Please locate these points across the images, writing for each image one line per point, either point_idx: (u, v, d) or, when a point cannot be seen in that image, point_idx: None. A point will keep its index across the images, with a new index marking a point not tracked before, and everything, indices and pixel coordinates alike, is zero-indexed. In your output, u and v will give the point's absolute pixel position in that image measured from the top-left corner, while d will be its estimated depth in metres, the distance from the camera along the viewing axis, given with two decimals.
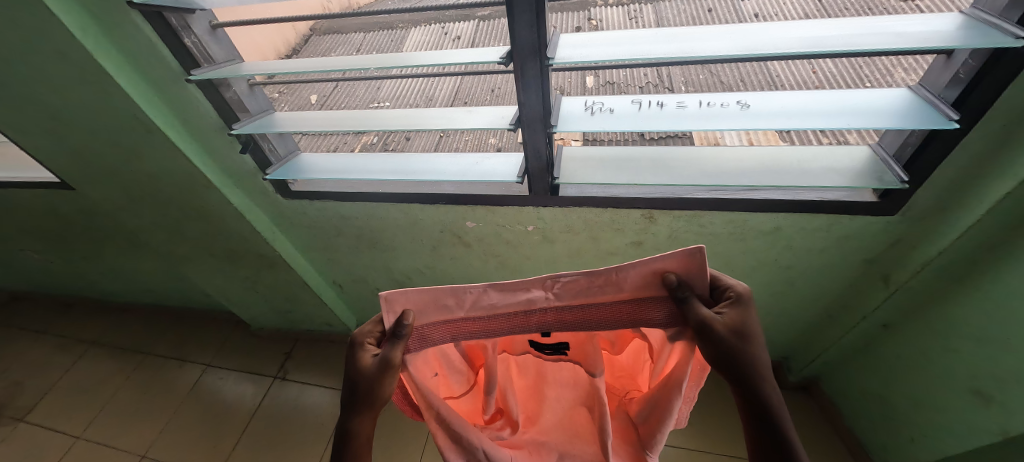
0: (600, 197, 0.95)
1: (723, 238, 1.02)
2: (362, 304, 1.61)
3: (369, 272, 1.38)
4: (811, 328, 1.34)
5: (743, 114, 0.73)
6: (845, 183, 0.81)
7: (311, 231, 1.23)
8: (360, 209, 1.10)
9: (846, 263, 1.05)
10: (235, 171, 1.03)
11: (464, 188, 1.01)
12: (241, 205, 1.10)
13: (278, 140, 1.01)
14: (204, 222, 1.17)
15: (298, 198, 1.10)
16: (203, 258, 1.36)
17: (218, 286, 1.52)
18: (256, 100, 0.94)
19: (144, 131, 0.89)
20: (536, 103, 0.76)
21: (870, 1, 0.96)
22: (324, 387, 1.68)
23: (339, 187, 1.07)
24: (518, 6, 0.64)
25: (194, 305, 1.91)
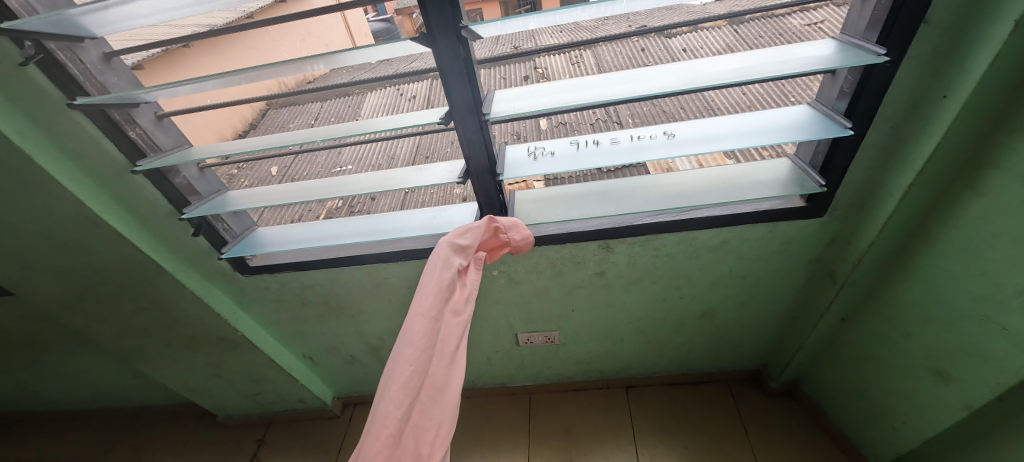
0: (557, 233, 0.99)
1: (678, 258, 1.07)
2: (337, 373, 1.56)
3: (341, 340, 1.35)
4: (779, 332, 1.39)
5: (670, 142, 0.80)
6: (774, 193, 0.88)
7: (274, 305, 1.20)
8: (324, 276, 1.10)
9: (793, 265, 1.12)
10: (189, 255, 1.01)
11: (425, 242, 1.03)
12: (198, 288, 1.07)
13: (233, 218, 1.02)
14: (158, 311, 1.13)
15: (258, 273, 1.09)
16: (159, 350, 1.30)
17: (178, 377, 1.44)
18: (207, 183, 0.95)
19: (90, 226, 0.87)
20: (480, 155, 0.81)
21: (781, 27, 1.09)
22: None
23: (299, 256, 1.07)
24: (449, 71, 0.71)
25: (152, 402, 1.79)
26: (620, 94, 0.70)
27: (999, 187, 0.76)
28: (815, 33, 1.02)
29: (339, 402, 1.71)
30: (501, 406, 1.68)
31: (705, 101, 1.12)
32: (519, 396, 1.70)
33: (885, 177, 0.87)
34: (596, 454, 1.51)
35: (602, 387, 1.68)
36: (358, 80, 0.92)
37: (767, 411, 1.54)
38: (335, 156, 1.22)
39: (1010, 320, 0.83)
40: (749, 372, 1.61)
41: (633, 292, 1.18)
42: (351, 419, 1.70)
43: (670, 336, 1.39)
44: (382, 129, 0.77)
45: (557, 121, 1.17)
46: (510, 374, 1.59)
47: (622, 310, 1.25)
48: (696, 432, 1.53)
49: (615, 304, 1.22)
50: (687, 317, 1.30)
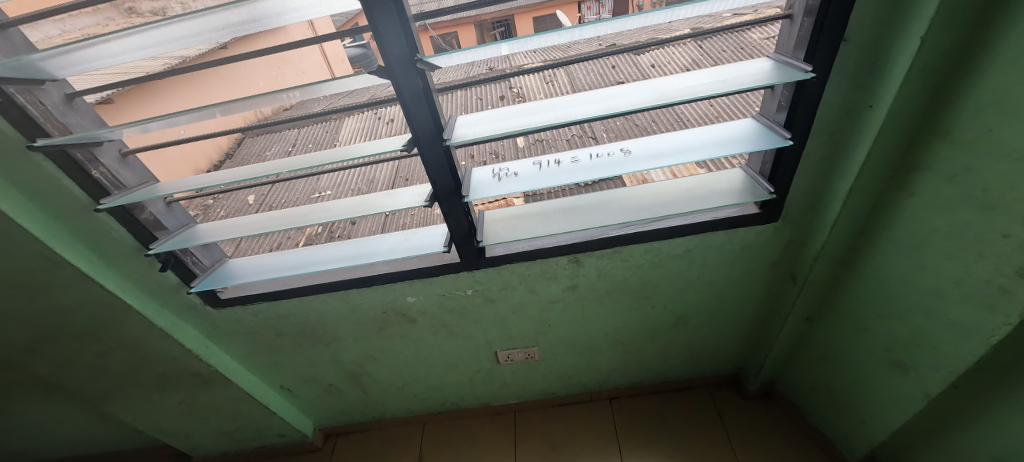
0: (525, 250, 1.02)
1: (646, 268, 1.11)
2: (317, 403, 1.53)
3: (319, 369, 1.34)
4: (751, 334, 1.43)
5: (627, 159, 0.84)
6: (730, 201, 0.93)
7: (248, 337, 1.19)
8: (297, 304, 1.09)
9: (756, 269, 1.16)
10: (157, 289, 1.00)
11: (398, 265, 1.05)
12: (167, 323, 1.05)
13: (202, 251, 1.02)
14: (125, 349, 1.10)
15: (230, 306, 1.08)
16: (128, 390, 1.26)
17: (149, 418, 1.39)
18: (174, 217, 0.95)
19: (52, 266, 0.86)
20: (445, 179, 0.84)
21: (738, 43, 1.17)
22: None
23: (271, 286, 1.06)
24: (410, 100, 0.74)
25: (122, 446, 1.71)
26: (574, 116, 0.74)
27: (930, 186, 0.82)
28: (773, 44, 1.12)
29: (320, 434, 1.68)
30: (486, 426, 1.67)
31: (672, 113, 1.18)
32: (504, 415, 1.70)
33: (830, 182, 0.92)
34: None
35: (585, 400, 1.69)
36: (331, 108, 0.93)
37: (746, 414, 1.57)
38: (314, 183, 1.24)
39: (954, 310, 0.88)
40: (727, 376, 1.65)
41: (607, 304, 1.21)
42: (333, 450, 1.67)
43: (647, 345, 1.42)
44: (347, 157, 0.79)
45: (535, 137, 1.22)
46: (493, 393, 1.59)
47: (598, 322, 1.28)
48: (679, 440, 1.54)
49: (590, 316, 1.25)
50: (662, 325, 1.33)
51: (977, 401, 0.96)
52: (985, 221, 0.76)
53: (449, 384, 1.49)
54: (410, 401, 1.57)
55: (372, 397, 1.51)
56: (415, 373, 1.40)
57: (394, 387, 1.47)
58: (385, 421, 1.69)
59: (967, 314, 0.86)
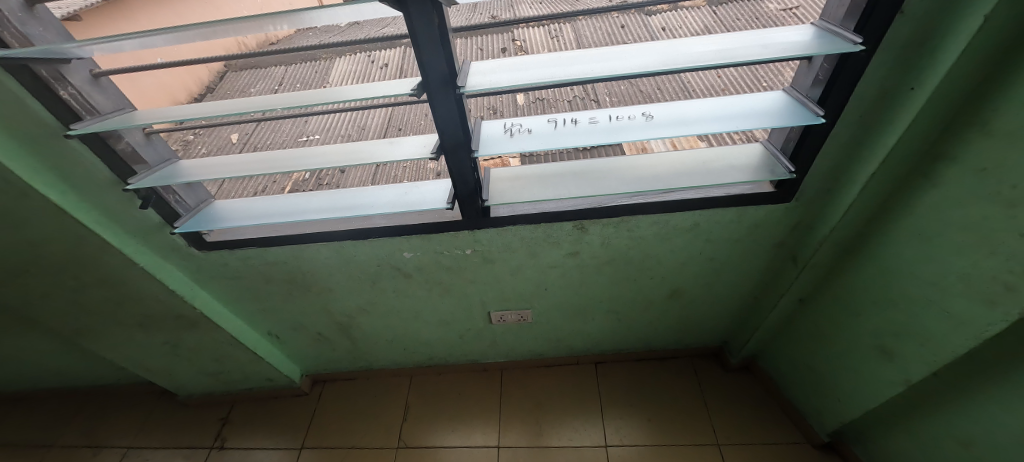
0: (531, 213, 0.98)
1: (649, 240, 1.08)
2: (305, 351, 1.52)
3: (308, 318, 1.31)
4: (741, 311, 1.44)
5: (648, 124, 0.79)
6: (747, 178, 0.89)
7: (235, 282, 1.15)
8: (289, 253, 1.05)
9: (758, 248, 1.15)
10: (139, 228, 0.95)
11: (396, 219, 1.00)
12: (148, 263, 1.01)
13: (186, 190, 0.95)
14: (104, 287, 1.06)
15: (217, 249, 1.03)
16: (109, 328, 1.23)
17: (132, 357, 1.37)
18: (155, 151, 0.88)
19: (19, 195, 0.80)
20: (455, 130, 0.79)
21: (755, 13, 1.08)
22: (273, 448, 1.57)
23: (260, 232, 1.02)
24: (422, 39, 0.67)
25: (107, 382, 1.71)
26: (601, 72, 0.68)
27: (954, 175, 0.79)
28: (789, 20, 1.02)
29: (308, 381, 1.69)
30: (472, 382, 1.70)
31: (676, 82, 1.12)
32: (490, 372, 1.72)
33: (853, 164, 0.89)
34: (564, 427, 1.55)
35: (571, 363, 1.72)
36: (326, 42, 0.85)
37: (726, 385, 1.61)
38: (302, 125, 1.16)
39: (952, 303, 0.87)
40: (711, 348, 1.68)
41: (605, 272, 1.19)
42: (320, 396, 1.69)
43: (639, 315, 1.42)
44: (346, 99, 0.72)
45: (535, 97, 1.14)
46: (481, 352, 1.60)
47: (594, 289, 1.27)
48: (659, 405, 1.58)
49: (587, 283, 1.23)
50: (656, 297, 1.33)
51: (957, 390, 0.98)
52: (1006, 215, 0.74)
53: (439, 340, 1.49)
54: (398, 354, 1.57)
55: (360, 347, 1.50)
56: (405, 328, 1.40)
57: (383, 341, 1.46)
58: (373, 371, 1.70)
59: (965, 307, 0.85)
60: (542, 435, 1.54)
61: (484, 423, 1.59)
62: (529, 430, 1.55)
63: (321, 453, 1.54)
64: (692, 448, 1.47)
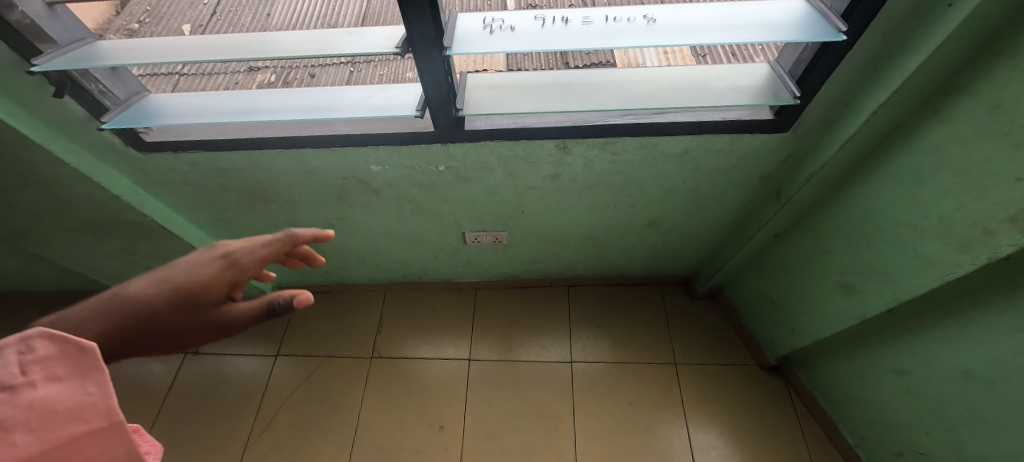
0: (510, 127, 0.90)
1: (635, 166, 1.02)
2: (272, 264, 1.47)
3: (272, 229, 1.24)
4: (716, 243, 1.44)
5: (654, 29, 0.69)
6: (747, 101, 0.82)
7: (187, 188, 1.05)
8: (241, 158, 0.94)
9: (745, 179, 1.11)
10: (59, 121, 0.83)
11: (361, 127, 0.91)
12: (80, 163, 0.90)
13: (113, 79, 0.83)
14: (34, 186, 0.95)
15: (157, 152, 0.92)
16: (54, 231, 1.14)
17: (86, 262, 1.30)
18: (61, 28, 0.74)
19: None
20: (425, 23, 0.68)
21: None
22: (247, 354, 1.58)
23: (207, 134, 0.90)
24: None
25: (70, 286, 1.65)
26: None
27: (962, 111, 0.74)
28: None
29: (279, 292, 1.67)
30: (447, 299, 1.71)
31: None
32: (465, 291, 1.73)
33: (861, 91, 0.83)
34: (533, 344, 1.60)
35: (545, 285, 1.73)
36: None
37: (694, 312, 1.66)
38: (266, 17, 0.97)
39: (923, 244, 0.86)
40: (682, 277, 1.71)
41: (587, 197, 1.14)
42: (293, 308, 1.68)
43: (616, 242, 1.40)
44: None
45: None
46: (456, 271, 1.58)
47: (573, 214, 1.23)
48: (623, 329, 1.63)
49: (566, 207, 1.19)
50: (634, 225, 1.30)
51: (908, 326, 1.01)
52: (1005, 153, 0.70)
53: (412, 258, 1.46)
54: (372, 271, 1.55)
55: (331, 262, 1.46)
56: (376, 245, 1.35)
57: (356, 257, 1.42)
58: (346, 285, 1.68)
59: (934, 248, 0.85)
60: (510, 350, 1.59)
61: (457, 337, 1.62)
62: (500, 347, 1.60)
63: (294, 361, 1.56)
64: (651, 367, 1.54)
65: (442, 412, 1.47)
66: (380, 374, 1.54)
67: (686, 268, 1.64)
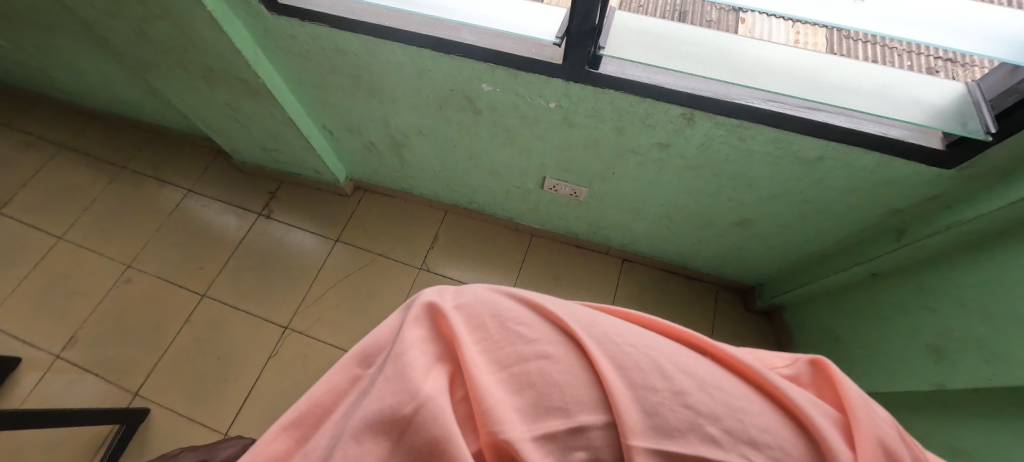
0: (643, 84, 0.78)
1: (758, 157, 0.89)
2: (355, 158, 1.49)
3: (365, 124, 1.23)
4: (884, 331, 1.03)
5: (858, 10, 0.59)
6: (923, 123, 0.68)
7: (303, 63, 1.03)
8: (361, 45, 0.90)
9: (870, 208, 0.96)
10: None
11: (487, 41, 0.81)
12: (240, 41, 0.97)
13: None
14: (214, 71, 1.10)
15: (287, 16, 0.88)
16: (176, 72, 1.16)
17: (196, 109, 1.35)
18: None
19: None
20: None
21: None
22: (309, 231, 1.70)
23: (337, 9, 0.85)
24: None
25: (171, 126, 1.85)
26: None
27: None
28: None
29: (350, 183, 1.73)
30: (515, 250, 1.63)
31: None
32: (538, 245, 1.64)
33: None
34: None
35: (634, 286, 1.55)
36: None
37: (741, 324, 1.47)
38: None
39: None
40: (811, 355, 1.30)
41: (684, 178, 1.03)
42: (360, 201, 1.74)
43: (695, 233, 1.28)
44: None
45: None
46: (549, 222, 1.51)
47: (669, 191, 1.10)
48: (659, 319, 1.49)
49: (660, 184, 1.08)
50: (722, 220, 1.17)
51: None
52: None
53: (509, 200, 1.44)
54: (456, 196, 1.56)
55: (406, 170, 1.46)
56: (456, 166, 1.31)
57: (431, 172, 1.41)
58: (412, 195, 1.69)
59: None
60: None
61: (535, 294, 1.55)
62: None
63: (348, 251, 1.65)
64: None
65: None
66: None
67: (826, 346, 1.23)
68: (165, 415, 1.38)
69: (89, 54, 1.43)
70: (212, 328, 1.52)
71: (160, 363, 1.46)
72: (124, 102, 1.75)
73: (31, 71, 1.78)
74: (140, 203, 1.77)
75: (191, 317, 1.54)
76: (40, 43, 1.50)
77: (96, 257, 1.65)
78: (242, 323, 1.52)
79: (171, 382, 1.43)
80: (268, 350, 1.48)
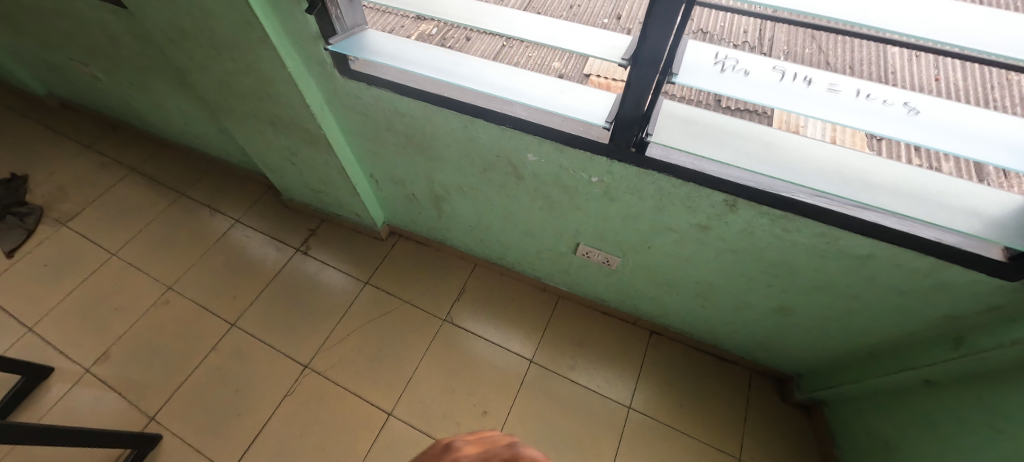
0: (688, 169, 0.79)
1: (802, 247, 0.88)
2: (395, 206, 1.55)
3: (410, 178, 1.29)
4: (939, 448, 0.94)
5: (912, 122, 0.58)
6: (984, 235, 0.65)
7: (363, 120, 1.10)
8: (419, 109, 0.96)
9: (923, 310, 0.91)
10: (313, 62, 0.98)
11: (538, 117, 0.85)
12: (311, 97, 1.06)
13: (348, 8, 0.87)
14: (281, 120, 1.19)
15: (356, 80, 0.96)
16: (248, 118, 1.26)
17: (258, 150, 1.45)
18: (352, 14, 0.89)
19: (246, 28, 0.90)
20: (663, 42, 0.63)
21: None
22: (341, 270, 1.74)
23: (402, 79, 0.92)
24: None
25: (229, 161, 1.99)
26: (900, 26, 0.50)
27: None
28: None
29: (386, 228, 1.78)
30: (540, 310, 1.61)
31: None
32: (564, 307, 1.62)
33: None
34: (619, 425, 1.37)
35: (661, 361, 1.49)
36: None
37: (774, 416, 1.38)
38: None
39: None
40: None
41: (722, 259, 1.01)
42: (393, 246, 1.79)
43: (730, 315, 1.24)
44: None
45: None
46: (577, 286, 1.50)
47: (705, 271, 1.08)
48: (686, 401, 1.41)
49: (696, 263, 1.06)
50: (760, 304, 1.13)
51: None
52: None
53: (540, 261, 1.45)
54: (488, 251, 1.58)
55: (442, 222, 1.50)
56: (492, 224, 1.33)
57: (466, 227, 1.44)
58: (444, 245, 1.73)
59: None
60: (572, 381, 1.46)
61: (558, 358, 1.51)
62: (559, 359, 1.51)
63: (377, 294, 1.67)
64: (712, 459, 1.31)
65: (487, 395, 1.44)
66: (447, 355, 1.53)
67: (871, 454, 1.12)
68: (176, 444, 1.38)
69: (173, 93, 1.58)
70: (235, 358, 1.54)
71: (180, 388, 1.48)
72: (194, 136, 1.91)
73: (119, 102, 1.97)
74: (190, 228, 1.86)
75: (218, 345, 1.57)
76: (133, 80, 1.67)
77: (141, 276, 1.73)
78: (265, 357, 1.54)
79: (188, 409, 1.44)
80: (285, 386, 1.48)
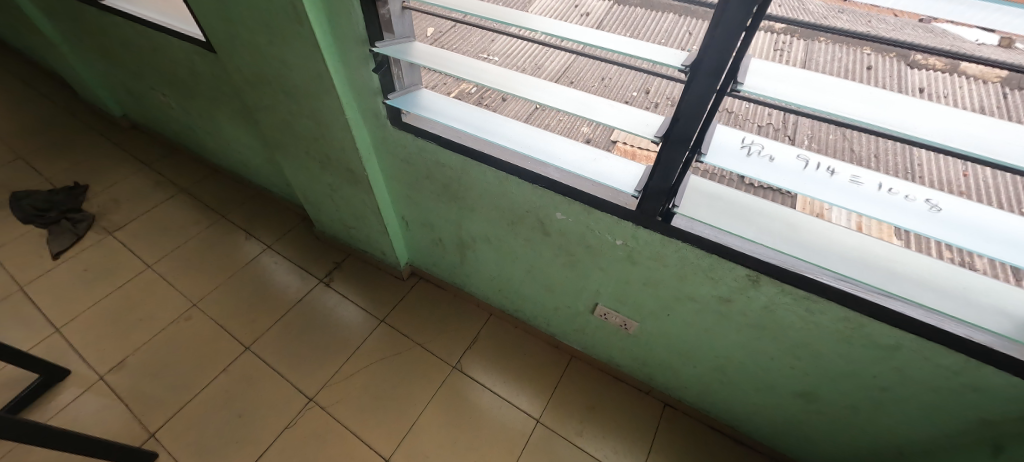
0: (712, 242, 0.81)
1: (824, 330, 0.87)
2: (420, 248, 1.60)
3: (439, 223, 1.34)
4: None
5: (935, 218, 0.60)
6: (1013, 336, 0.65)
7: (405, 166, 1.18)
8: (459, 162, 1.03)
9: (954, 411, 0.87)
10: (369, 112, 1.07)
11: (569, 179, 0.90)
12: (361, 141, 1.14)
13: (409, 70, 0.97)
14: (329, 159, 1.28)
15: (405, 131, 1.04)
16: (299, 154, 1.36)
17: (303, 183, 1.55)
18: (411, 74, 0.99)
19: (316, 78, 1.00)
20: (693, 124, 0.68)
21: None
22: (359, 305, 1.77)
23: (448, 134, 0.99)
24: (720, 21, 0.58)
25: (271, 190, 2.10)
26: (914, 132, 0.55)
27: None
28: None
29: (408, 268, 1.83)
30: (551, 367, 1.59)
31: (969, 106, 0.67)
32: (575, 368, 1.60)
33: None
34: None
35: (672, 436, 1.43)
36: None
37: None
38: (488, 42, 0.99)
39: None
40: None
41: (742, 335, 1.00)
42: (412, 287, 1.82)
43: (747, 394, 1.20)
44: None
45: (781, 39, 0.76)
46: (592, 347, 1.49)
47: (723, 345, 1.07)
48: None
49: (715, 336, 1.06)
50: (780, 386, 1.10)
51: None
52: None
53: (556, 318, 1.45)
54: (505, 302, 1.60)
55: (464, 268, 1.53)
56: (513, 275, 1.36)
57: (487, 276, 1.47)
58: (462, 291, 1.75)
59: None
60: (578, 448, 1.41)
61: (565, 419, 1.47)
62: (567, 421, 1.47)
63: (391, 332, 1.69)
64: None
65: (490, 451, 1.40)
66: (453, 403, 1.50)
67: None
68: None
69: (235, 126, 1.72)
70: (245, 382, 1.55)
71: (187, 407, 1.49)
72: (244, 165, 2.04)
73: (183, 128, 2.15)
74: (224, 250, 1.95)
75: (230, 366, 1.59)
76: (201, 111, 1.83)
77: (170, 291, 1.80)
78: (274, 384, 1.55)
79: (191, 429, 1.44)
80: (289, 417, 1.47)
